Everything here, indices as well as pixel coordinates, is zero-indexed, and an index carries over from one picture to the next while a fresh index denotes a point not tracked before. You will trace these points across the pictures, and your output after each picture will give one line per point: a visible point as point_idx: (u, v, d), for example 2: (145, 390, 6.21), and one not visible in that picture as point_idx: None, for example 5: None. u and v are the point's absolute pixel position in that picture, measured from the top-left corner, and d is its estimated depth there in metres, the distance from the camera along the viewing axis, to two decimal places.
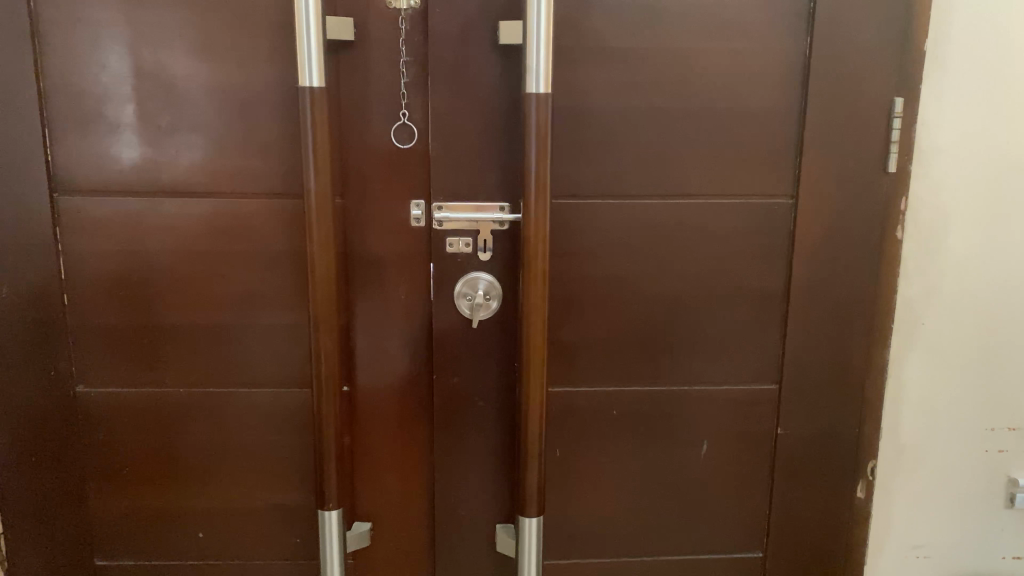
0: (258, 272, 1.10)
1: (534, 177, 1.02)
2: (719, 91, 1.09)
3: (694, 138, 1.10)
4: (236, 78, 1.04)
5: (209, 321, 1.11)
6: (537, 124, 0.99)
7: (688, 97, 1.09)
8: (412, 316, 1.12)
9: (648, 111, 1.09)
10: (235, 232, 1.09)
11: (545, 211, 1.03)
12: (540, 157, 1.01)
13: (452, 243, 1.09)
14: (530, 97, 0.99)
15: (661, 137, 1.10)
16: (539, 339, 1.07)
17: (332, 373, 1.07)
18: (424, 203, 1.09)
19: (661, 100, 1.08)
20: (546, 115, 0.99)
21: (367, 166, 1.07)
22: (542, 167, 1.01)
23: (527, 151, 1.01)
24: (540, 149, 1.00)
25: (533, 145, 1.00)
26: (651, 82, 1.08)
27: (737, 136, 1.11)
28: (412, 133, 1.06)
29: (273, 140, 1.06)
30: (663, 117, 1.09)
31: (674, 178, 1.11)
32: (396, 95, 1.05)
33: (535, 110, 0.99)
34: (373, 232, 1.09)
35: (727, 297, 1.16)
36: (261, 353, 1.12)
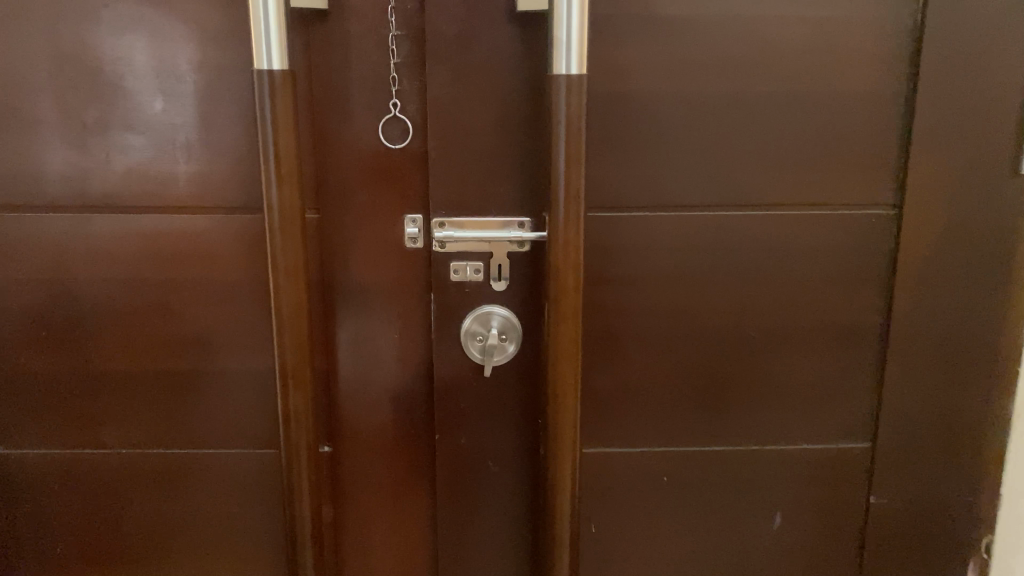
0: (215, 306, 0.87)
1: (563, 188, 0.78)
2: (803, 70, 0.84)
3: (769, 131, 0.85)
4: (180, 61, 0.82)
5: (156, 367, 0.89)
6: (566, 116, 0.76)
7: (762, 79, 0.84)
8: (408, 358, 0.89)
9: (710, 99, 0.84)
10: (186, 257, 0.86)
11: (578, 231, 0.79)
12: (570, 161, 0.77)
13: (455, 268, 0.85)
14: (559, 82, 0.75)
15: (726, 131, 0.85)
16: (569, 396, 0.83)
17: (307, 438, 0.83)
18: (422, 218, 0.86)
19: (727, 83, 0.84)
20: (580, 106, 0.76)
21: (350, 172, 0.85)
22: (574, 173, 0.77)
23: (555, 154, 0.77)
24: (571, 151, 0.76)
25: (562, 145, 0.76)
26: (714, 59, 0.83)
27: (825, 129, 0.86)
28: (405, 129, 0.83)
29: (229, 139, 0.84)
30: (730, 104, 0.84)
31: (743, 184, 0.87)
32: (384, 81, 0.82)
33: (565, 98, 0.75)
34: (359, 255, 0.87)
35: (809, 333, 0.91)
36: (222, 405, 0.90)
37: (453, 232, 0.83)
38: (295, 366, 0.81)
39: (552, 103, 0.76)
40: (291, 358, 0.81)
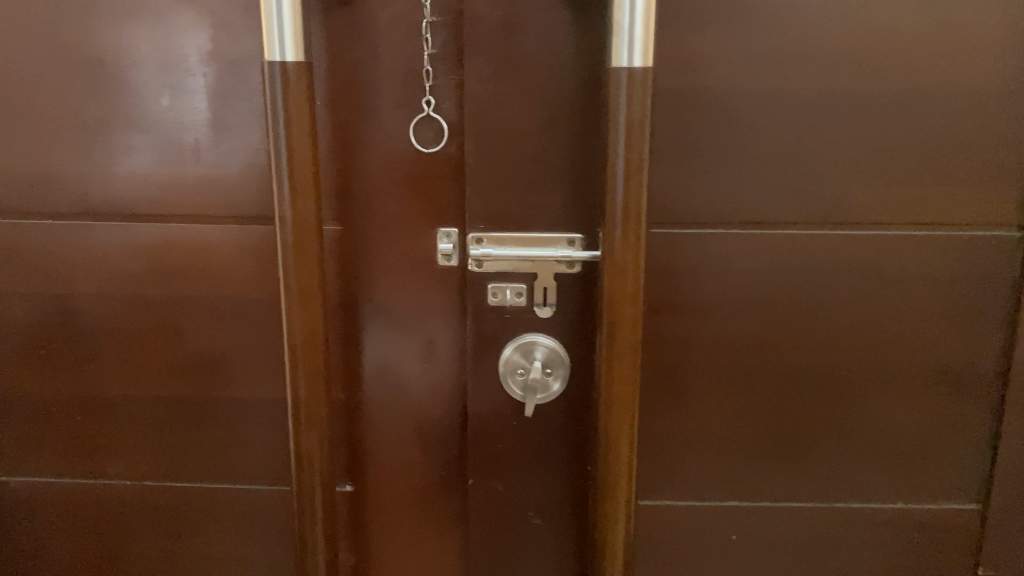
0: (225, 326, 0.78)
1: (621, 202, 0.66)
2: (915, 63, 0.70)
3: (870, 137, 0.72)
4: (189, 51, 0.73)
5: (161, 392, 0.80)
6: (627, 118, 0.63)
7: (864, 74, 0.70)
8: (439, 390, 0.79)
9: (800, 97, 0.71)
10: (194, 271, 0.77)
11: (639, 253, 0.67)
12: (631, 171, 0.65)
13: (493, 290, 0.74)
14: (619, 77, 0.63)
15: (818, 135, 0.72)
16: (625, 444, 0.71)
17: (321, 482, 0.73)
18: (457, 232, 0.75)
19: (822, 79, 0.70)
20: (644, 106, 0.63)
21: (375, 179, 0.74)
22: (635, 186, 0.65)
23: (612, 163, 0.65)
24: (633, 159, 0.64)
25: (621, 151, 0.64)
26: (807, 50, 0.70)
27: (939, 135, 0.72)
28: (439, 131, 0.72)
29: (242, 140, 0.74)
30: (824, 104, 0.71)
31: (835, 198, 0.73)
32: (416, 75, 0.71)
33: (626, 97, 0.63)
34: (385, 272, 0.76)
35: (910, 376, 0.77)
36: (232, 436, 0.80)
37: (493, 250, 0.72)
38: (309, 401, 0.71)
39: (610, 101, 0.64)
40: (305, 392, 0.71)
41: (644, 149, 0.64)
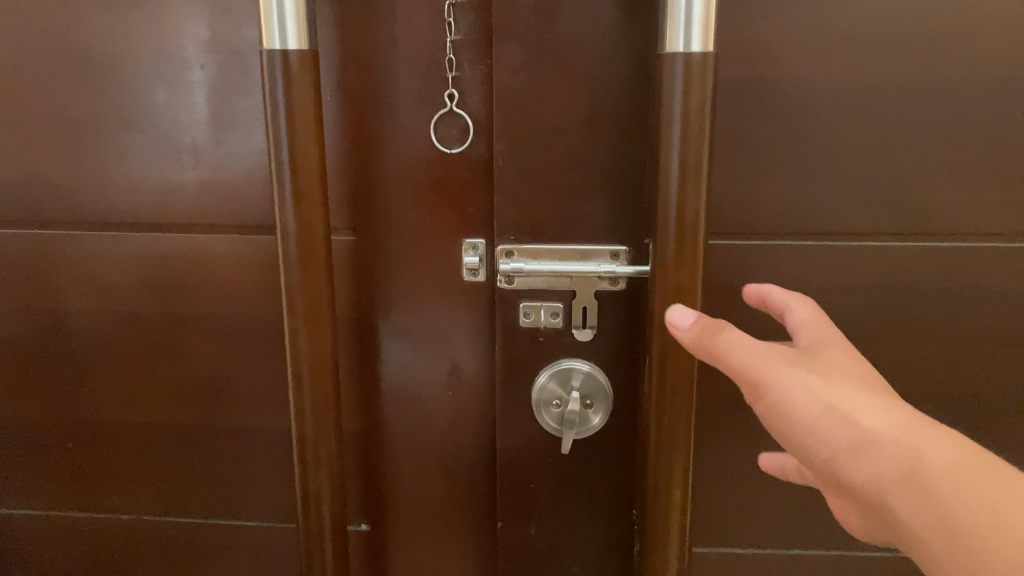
0: (228, 347, 0.70)
1: (675, 210, 0.56)
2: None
3: (969, 133, 0.61)
4: (184, 41, 0.65)
5: (159, 419, 0.72)
6: (682, 113, 0.54)
7: (965, 59, 0.59)
8: (465, 420, 0.70)
9: (886, 87, 0.60)
10: (193, 286, 0.69)
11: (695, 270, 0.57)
12: (686, 175, 0.55)
13: (524, 309, 0.65)
14: (673, 64, 0.53)
15: (906, 133, 0.61)
16: (677, 493, 0.61)
17: (332, 527, 0.65)
18: (485, 243, 0.66)
19: (912, 65, 0.60)
20: (703, 98, 0.54)
21: (393, 184, 0.66)
22: (691, 192, 0.56)
23: (664, 165, 0.56)
24: (688, 162, 0.55)
25: (675, 152, 0.55)
26: (895, 31, 0.59)
27: None
28: (465, 129, 0.64)
29: (243, 139, 0.66)
30: (914, 95, 0.60)
31: (925, 205, 0.63)
32: (439, 66, 0.62)
33: (681, 88, 0.54)
34: (404, 288, 0.68)
35: (1010, 413, 0.66)
36: (235, 469, 0.72)
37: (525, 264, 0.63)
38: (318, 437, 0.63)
39: (662, 94, 0.55)
40: (312, 426, 0.62)
41: (703, 150, 0.55)
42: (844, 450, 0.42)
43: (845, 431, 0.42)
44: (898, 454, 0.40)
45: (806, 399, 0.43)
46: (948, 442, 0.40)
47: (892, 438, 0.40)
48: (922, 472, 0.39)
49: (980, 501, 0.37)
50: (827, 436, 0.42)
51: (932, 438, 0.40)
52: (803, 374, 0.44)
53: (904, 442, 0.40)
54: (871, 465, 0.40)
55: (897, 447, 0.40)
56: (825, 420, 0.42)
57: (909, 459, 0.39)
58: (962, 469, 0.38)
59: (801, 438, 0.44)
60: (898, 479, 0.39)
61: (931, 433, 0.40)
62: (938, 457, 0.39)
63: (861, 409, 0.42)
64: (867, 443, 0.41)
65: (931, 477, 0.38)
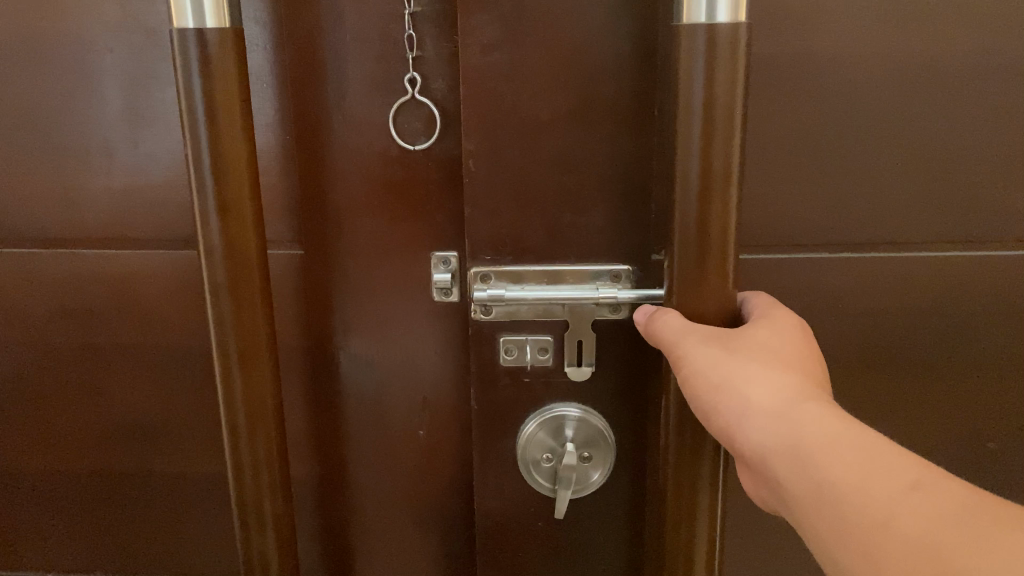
0: (156, 383, 0.59)
1: (696, 224, 0.45)
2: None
3: None
4: (85, 16, 0.53)
5: (80, 466, 0.62)
6: (703, 103, 0.43)
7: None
8: (438, 463, 0.60)
9: (948, 68, 0.49)
10: (111, 314, 0.58)
11: (722, 309, 0.47)
12: (710, 181, 0.44)
13: (504, 344, 0.54)
14: (692, 40, 0.43)
15: (969, 119, 0.50)
16: (701, 570, 0.51)
17: None
18: (457, 257, 0.56)
19: (980, 40, 0.49)
20: (731, 82, 0.43)
21: (345, 189, 0.54)
22: (717, 204, 0.45)
23: (681, 168, 0.45)
24: (711, 164, 0.44)
25: (695, 152, 0.44)
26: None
27: None
28: (429, 121, 0.52)
29: (163, 136, 0.55)
30: (982, 76, 0.50)
31: (990, 210, 0.52)
32: (397, 45, 0.51)
33: (704, 69, 0.43)
34: (362, 311, 0.57)
35: None
36: (171, 523, 0.62)
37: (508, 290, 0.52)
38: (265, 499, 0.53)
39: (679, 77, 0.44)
40: (253, 483, 0.52)
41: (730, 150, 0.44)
42: (734, 419, 0.39)
43: (737, 400, 0.39)
44: (780, 425, 0.37)
45: (709, 369, 0.41)
46: (833, 417, 0.36)
47: (777, 411, 0.37)
48: (801, 443, 0.35)
49: (853, 473, 0.32)
50: (720, 406, 0.40)
51: (816, 413, 0.36)
52: (712, 346, 0.42)
53: (784, 414, 0.37)
54: (757, 437, 0.37)
55: (779, 419, 0.37)
56: (721, 393, 0.40)
57: (791, 433, 0.36)
58: (837, 439, 0.34)
59: (701, 405, 0.41)
60: (781, 449, 0.36)
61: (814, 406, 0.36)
62: (817, 432, 0.35)
63: (752, 381, 0.39)
64: (752, 414, 0.38)
65: (806, 449, 0.35)
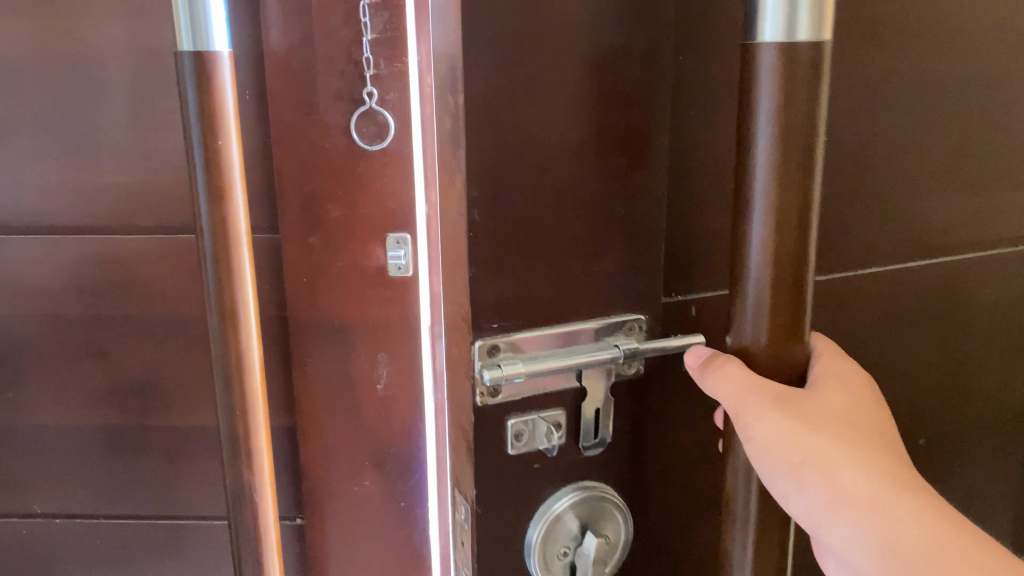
0: (154, 348, 0.70)
1: (765, 258, 0.42)
2: (1000, 79, 0.63)
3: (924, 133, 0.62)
4: (94, 42, 0.64)
5: (85, 422, 0.72)
6: (776, 129, 0.40)
7: (953, 80, 0.61)
8: (394, 412, 0.72)
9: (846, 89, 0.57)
10: (114, 290, 0.69)
11: (780, 363, 0.44)
12: (788, 210, 0.41)
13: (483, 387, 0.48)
14: (766, 56, 0.40)
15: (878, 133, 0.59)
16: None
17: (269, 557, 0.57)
18: (410, 238, 0.68)
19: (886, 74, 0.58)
20: (809, 101, 0.40)
21: (312, 184, 0.66)
22: (793, 233, 0.42)
23: (753, 202, 0.42)
24: (788, 199, 0.41)
25: (765, 193, 0.41)
26: (897, 41, 0.57)
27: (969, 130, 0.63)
28: (384, 126, 0.65)
29: (159, 140, 0.66)
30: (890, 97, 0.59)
31: (894, 212, 0.63)
32: (356, 64, 0.64)
33: (777, 75, 0.40)
34: (327, 285, 0.68)
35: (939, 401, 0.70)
36: (167, 468, 0.73)
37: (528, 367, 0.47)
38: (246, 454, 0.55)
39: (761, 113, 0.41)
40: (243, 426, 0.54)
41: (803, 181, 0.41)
42: (821, 506, 0.39)
43: (824, 488, 0.40)
44: (874, 517, 0.38)
45: (789, 445, 0.41)
46: (932, 512, 0.37)
47: (870, 503, 0.38)
48: (897, 543, 0.37)
49: None
50: (804, 489, 0.40)
51: (910, 510, 0.38)
52: (784, 414, 0.41)
53: (881, 510, 0.38)
54: (849, 537, 0.38)
55: (871, 512, 0.38)
56: (807, 471, 0.40)
57: (887, 533, 0.37)
58: (941, 549, 0.36)
59: (783, 490, 0.41)
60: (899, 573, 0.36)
61: (908, 503, 0.38)
62: (917, 537, 0.37)
63: (839, 465, 0.40)
64: (836, 502, 0.39)
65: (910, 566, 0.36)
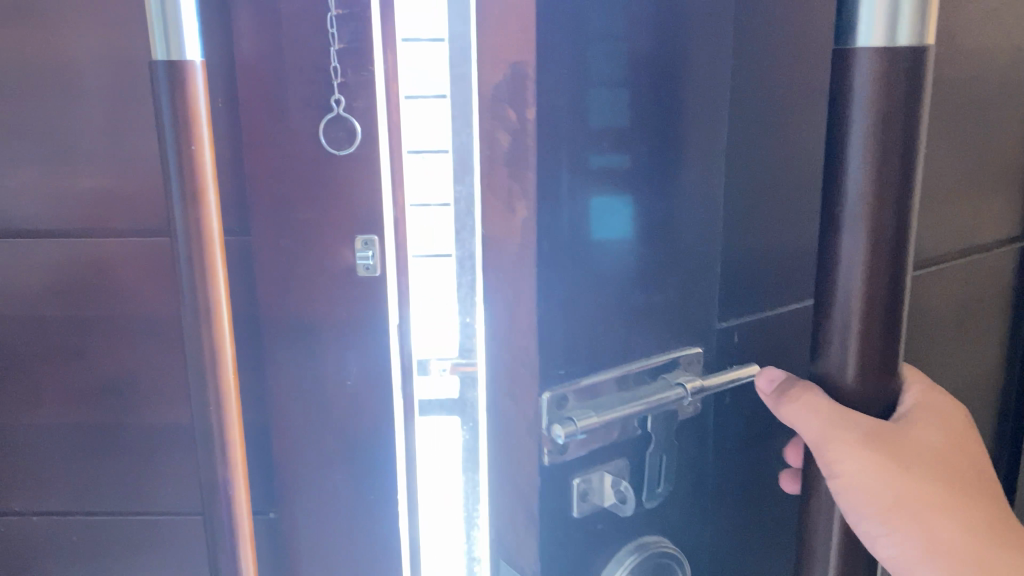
0: (129, 347, 0.72)
1: (853, 356, 0.30)
2: None
3: None
4: (70, 51, 0.66)
5: (61, 420, 0.74)
6: (870, 172, 0.28)
7: None
8: (363, 407, 0.74)
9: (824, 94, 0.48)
10: (89, 291, 0.71)
11: (873, 400, 0.31)
12: (891, 287, 0.29)
13: (618, 482, 0.37)
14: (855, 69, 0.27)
15: None
16: None
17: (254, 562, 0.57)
18: (378, 239, 0.70)
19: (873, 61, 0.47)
20: (911, 131, 0.27)
21: (284, 187, 0.69)
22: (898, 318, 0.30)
23: (845, 218, 0.29)
24: (888, 227, 0.28)
25: (858, 264, 0.29)
26: None
27: None
28: (352, 131, 0.68)
29: (132, 146, 0.68)
30: None
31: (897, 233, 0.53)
32: (325, 73, 0.67)
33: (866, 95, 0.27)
34: (297, 285, 0.71)
35: None
36: (142, 465, 0.75)
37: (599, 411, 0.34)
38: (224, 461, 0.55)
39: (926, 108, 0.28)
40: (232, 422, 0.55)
41: (909, 211, 0.28)
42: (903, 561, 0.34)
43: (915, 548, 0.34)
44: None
45: (885, 503, 0.33)
46: None
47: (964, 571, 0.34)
48: None
49: None
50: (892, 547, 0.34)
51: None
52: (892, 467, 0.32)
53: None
54: None
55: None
56: (907, 534, 0.34)
57: None
58: None
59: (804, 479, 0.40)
60: None
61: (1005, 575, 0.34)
62: None
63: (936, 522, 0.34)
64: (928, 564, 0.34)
65: None
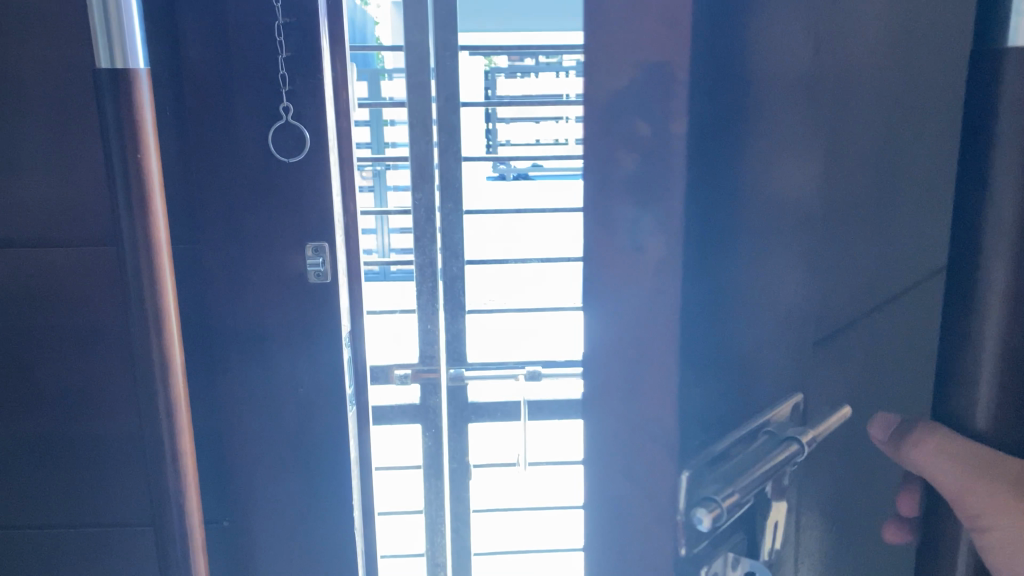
0: (76, 356, 0.72)
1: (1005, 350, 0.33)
2: None
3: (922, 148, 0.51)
4: (13, 59, 0.66)
5: (6, 431, 0.73)
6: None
7: None
8: (315, 414, 0.74)
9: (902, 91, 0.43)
10: (35, 300, 0.70)
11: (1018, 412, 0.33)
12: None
13: (743, 559, 0.33)
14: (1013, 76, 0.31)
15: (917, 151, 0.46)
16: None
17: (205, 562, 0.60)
18: (328, 246, 0.71)
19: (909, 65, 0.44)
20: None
21: (232, 196, 0.69)
22: None
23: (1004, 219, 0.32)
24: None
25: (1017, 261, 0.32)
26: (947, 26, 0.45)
27: None
28: (301, 139, 0.68)
29: (76, 155, 0.68)
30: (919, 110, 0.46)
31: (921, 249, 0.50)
32: (273, 81, 0.67)
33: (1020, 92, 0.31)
34: (247, 291, 0.71)
35: None
36: (91, 474, 0.74)
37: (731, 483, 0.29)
38: (175, 469, 0.57)
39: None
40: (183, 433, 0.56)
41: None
42: None
43: None
44: None
45: None
46: None
47: None
48: None
49: None
50: None
51: None
52: None
53: None
54: None
55: None
56: None
57: None
58: None
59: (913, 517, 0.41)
60: None
61: None
62: None
63: None
64: None
65: None
